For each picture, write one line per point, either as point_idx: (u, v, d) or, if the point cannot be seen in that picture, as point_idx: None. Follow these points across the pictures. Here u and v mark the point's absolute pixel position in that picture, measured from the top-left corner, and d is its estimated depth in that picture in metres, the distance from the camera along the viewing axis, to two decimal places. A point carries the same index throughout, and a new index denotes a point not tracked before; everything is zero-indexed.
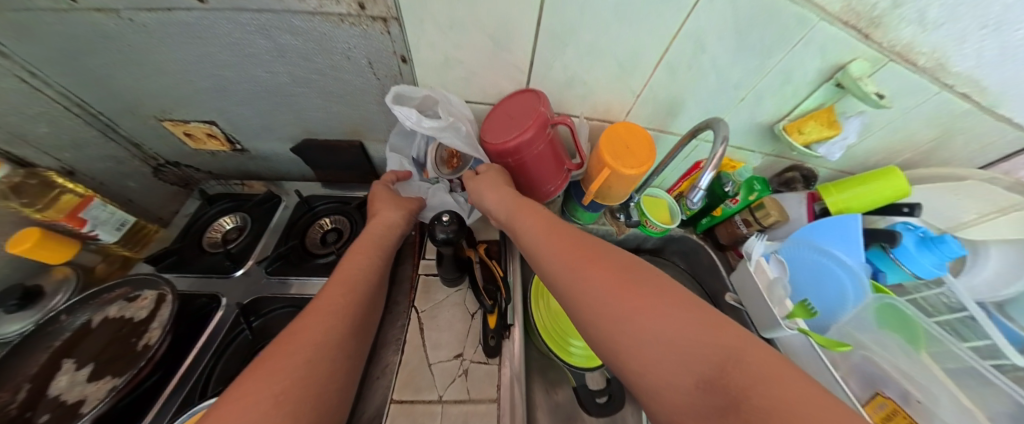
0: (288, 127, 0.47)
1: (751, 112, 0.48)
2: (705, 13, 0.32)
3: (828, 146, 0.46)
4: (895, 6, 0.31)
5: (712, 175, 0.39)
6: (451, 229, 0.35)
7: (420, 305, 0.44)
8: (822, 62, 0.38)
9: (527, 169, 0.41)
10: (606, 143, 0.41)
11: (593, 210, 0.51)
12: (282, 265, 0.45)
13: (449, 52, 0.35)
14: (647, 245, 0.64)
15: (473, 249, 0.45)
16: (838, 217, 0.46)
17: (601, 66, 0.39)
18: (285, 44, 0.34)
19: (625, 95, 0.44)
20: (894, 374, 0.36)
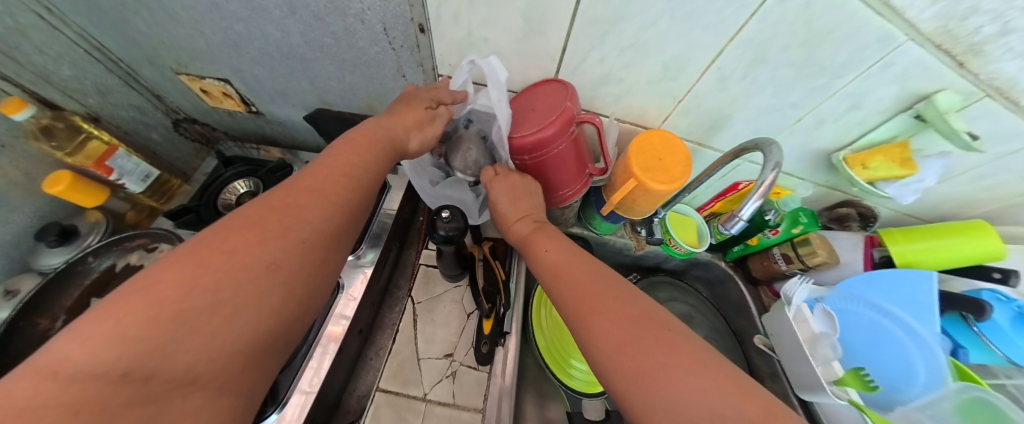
0: (303, 95, 0.45)
1: (810, 136, 0.40)
2: (772, 17, 0.26)
3: (898, 186, 0.40)
4: (1001, 33, 0.23)
5: (756, 205, 0.32)
6: (452, 227, 0.32)
7: (418, 297, 0.42)
8: (901, 89, 0.31)
9: (544, 169, 0.36)
10: (635, 152, 0.36)
11: (612, 221, 0.46)
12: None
13: (473, 29, 0.31)
14: (668, 265, 0.59)
15: (478, 246, 0.43)
16: (910, 273, 0.39)
17: (651, 58, 0.32)
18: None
19: (671, 97, 0.38)
20: None
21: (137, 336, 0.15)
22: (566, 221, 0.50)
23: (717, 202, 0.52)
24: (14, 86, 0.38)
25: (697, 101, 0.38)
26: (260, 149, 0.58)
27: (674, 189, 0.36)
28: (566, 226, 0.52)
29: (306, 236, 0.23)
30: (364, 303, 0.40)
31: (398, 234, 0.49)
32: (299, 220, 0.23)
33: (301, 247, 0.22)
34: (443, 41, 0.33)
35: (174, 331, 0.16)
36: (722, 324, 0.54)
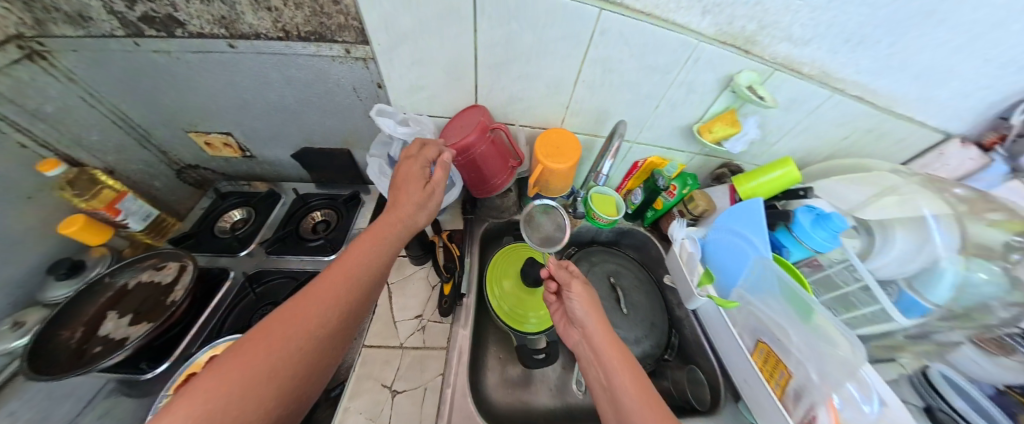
0: (292, 137, 0.58)
1: (673, 115, 0.58)
2: (603, 46, 0.45)
3: (733, 141, 0.58)
4: (760, 28, 0.42)
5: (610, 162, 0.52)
6: (408, 206, 0.44)
7: (392, 278, 0.53)
8: (716, 74, 0.50)
9: (476, 166, 0.51)
10: (540, 146, 0.53)
11: (543, 203, 0.61)
12: (281, 247, 0.56)
13: (414, 82, 0.50)
14: (602, 238, 0.73)
15: (438, 235, 0.54)
16: (746, 205, 0.52)
17: (529, 85, 0.52)
18: (293, 77, 0.48)
19: (559, 105, 0.56)
20: (768, 324, 0.42)
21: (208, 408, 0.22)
22: (509, 210, 0.62)
23: (629, 180, 0.70)
24: (49, 151, 0.49)
25: (578, 105, 0.56)
26: (250, 185, 0.69)
27: (569, 166, 0.53)
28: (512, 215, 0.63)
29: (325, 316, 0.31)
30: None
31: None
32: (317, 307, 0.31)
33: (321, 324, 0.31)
34: (395, 88, 0.51)
35: (228, 400, 0.23)
36: (644, 275, 0.65)
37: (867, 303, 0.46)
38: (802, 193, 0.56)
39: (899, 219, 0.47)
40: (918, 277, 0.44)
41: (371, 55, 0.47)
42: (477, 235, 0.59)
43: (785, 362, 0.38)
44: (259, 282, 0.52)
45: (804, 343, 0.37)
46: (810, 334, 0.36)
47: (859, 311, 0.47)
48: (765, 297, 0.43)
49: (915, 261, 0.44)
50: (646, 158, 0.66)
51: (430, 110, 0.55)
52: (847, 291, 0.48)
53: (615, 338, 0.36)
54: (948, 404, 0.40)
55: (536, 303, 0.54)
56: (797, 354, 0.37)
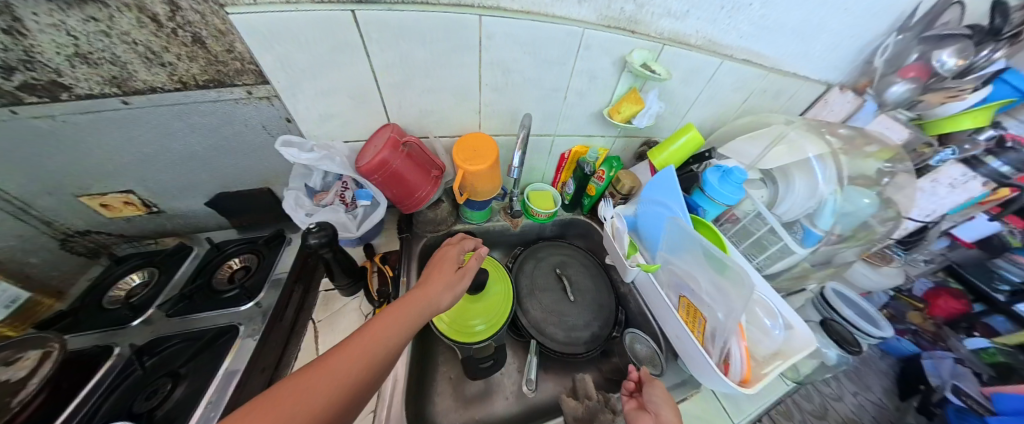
0: (204, 186, 0.59)
1: (584, 103, 0.62)
2: (493, 49, 0.49)
3: (640, 117, 0.60)
4: (639, 8, 0.47)
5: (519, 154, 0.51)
6: (322, 234, 0.40)
7: (319, 316, 0.51)
8: (611, 58, 0.54)
9: (396, 182, 0.51)
10: (457, 152, 0.55)
11: (478, 208, 0.62)
12: (187, 306, 0.50)
13: (322, 111, 0.51)
14: (547, 233, 0.74)
15: (371, 261, 0.53)
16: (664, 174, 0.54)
17: (437, 97, 0.55)
18: (197, 124, 0.49)
19: (472, 110, 0.59)
20: (687, 278, 0.47)
21: None
22: (445, 220, 0.61)
23: (562, 173, 0.73)
24: None
25: (490, 107, 0.59)
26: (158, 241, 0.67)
27: (490, 165, 0.54)
28: (450, 226, 0.63)
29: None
30: (270, 341, 0.46)
31: (298, 274, 0.55)
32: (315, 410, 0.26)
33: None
34: (303, 119, 0.52)
35: None
36: (590, 261, 0.67)
37: (775, 241, 0.54)
38: (708, 155, 0.61)
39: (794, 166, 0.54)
40: (817, 212, 0.52)
41: (273, 93, 0.49)
42: (415, 252, 0.58)
43: (702, 309, 0.44)
44: (152, 354, 0.45)
45: (712, 290, 0.42)
46: (722, 281, 0.40)
47: (772, 248, 0.55)
48: (683, 256, 0.48)
49: (812, 198, 0.52)
50: (570, 149, 0.70)
51: (344, 135, 0.56)
52: (759, 235, 0.56)
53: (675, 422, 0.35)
54: (837, 313, 0.54)
55: (483, 310, 0.53)
56: (707, 301, 0.42)
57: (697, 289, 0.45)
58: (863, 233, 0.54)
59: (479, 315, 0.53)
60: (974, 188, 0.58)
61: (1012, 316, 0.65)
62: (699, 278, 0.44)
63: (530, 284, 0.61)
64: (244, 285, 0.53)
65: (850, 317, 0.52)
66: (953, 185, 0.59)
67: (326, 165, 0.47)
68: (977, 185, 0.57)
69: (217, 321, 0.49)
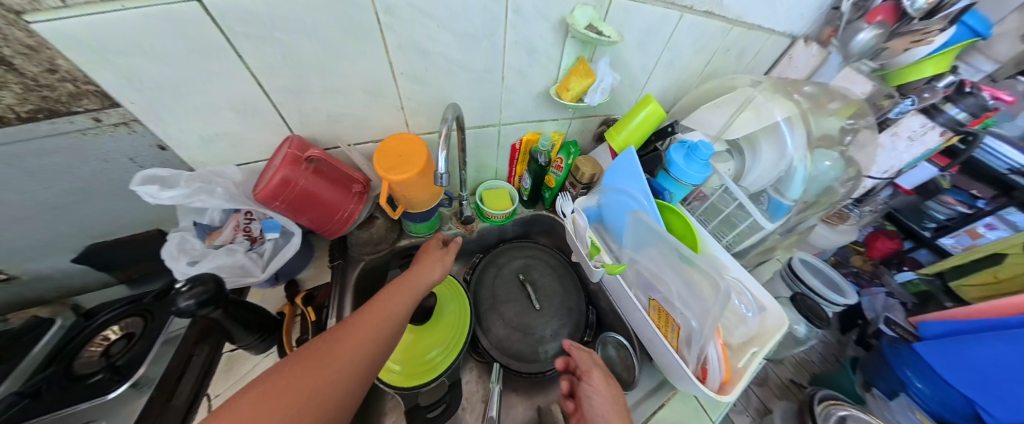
0: (70, 236, 0.49)
1: (527, 84, 0.53)
2: (397, 29, 0.39)
3: (591, 93, 0.51)
4: None
5: (443, 155, 0.40)
6: (196, 294, 0.30)
7: (219, 390, 0.42)
8: (548, 23, 0.45)
9: (305, 206, 0.44)
10: (380, 160, 0.47)
11: (423, 219, 0.55)
12: (25, 409, 0.36)
13: (201, 131, 0.41)
14: (510, 235, 0.68)
15: (290, 305, 0.45)
16: (624, 157, 0.50)
17: (346, 97, 0.45)
18: (28, 166, 0.38)
19: (393, 106, 0.50)
20: (656, 279, 0.41)
21: None
22: (385, 239, 0.54)
23: (516, 165, 0.67)
24: None
25: (415, 100, 0.50)
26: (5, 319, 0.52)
27: (418, 173, 0.46)
28: (393, 244, 0.56)
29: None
30: None
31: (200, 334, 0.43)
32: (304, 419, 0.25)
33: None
34: (180, 145, 0.42)
35: None
36: (557, 260, 0.61)
37: (745, 218, 0.49)
38: (671, 129, 0.53)
39: (762, 134, 0.51)
40: (783, 180, 0.50)
41: (134, 117, 0.39)
42: (349, 284, 0.50)
43: (672, 312, 0.38)
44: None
45: (682, 289, 0.37)
46: (697, 278, 0.35)
47: (742, 225, 0.50)
48: (649, 252, 0.42)
49: (780, 166, 0.49)
50: (521, 138, 0.63)
51: (239, 157, 0.47)
52: (727, 213, 0.52)
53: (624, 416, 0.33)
54: (804, 285, 0.48)
55: (433, 341, 0.46)
56: (678, 306, 0.37)
57: (670, 294, 0.39)
58: (826, 197, 0.54)
59: (435, 343, 0.46)
60: (931, 139, 0.57)
61: (935, 249, 0.73)
62: (670, 279, 0.39)
63: (490, 298, 0.55)
64: (115, 364, 0.40)
65: (816, 287, 0.47)
66: (911, 138, 0.58)
67: (200, 201, 0.38)
68: (933, 137, 0.56)
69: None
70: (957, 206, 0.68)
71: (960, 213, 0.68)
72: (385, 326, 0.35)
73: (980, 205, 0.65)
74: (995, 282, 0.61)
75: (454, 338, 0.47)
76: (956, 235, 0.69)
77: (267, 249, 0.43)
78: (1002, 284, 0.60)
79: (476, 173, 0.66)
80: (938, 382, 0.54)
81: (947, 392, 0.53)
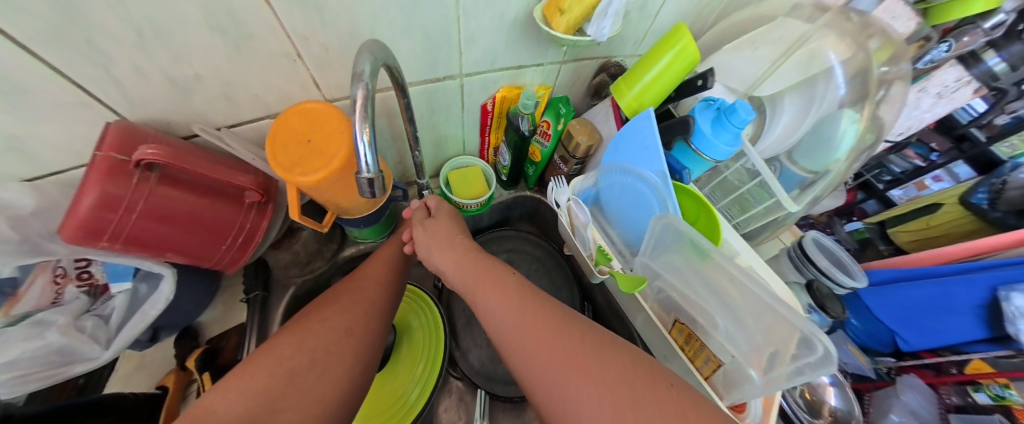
0: None
1: (494, 7, 0.34)
2: None
3: (595, 22, 0.35)
4: None
5: (363, 135, 0.23)
6: None
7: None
8: None
9: (167, 232, 0.29)
10: (278, 152, 0.31)
11: (367, 225, 0.41)
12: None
13: None
14: (485, 222, 0.57)
15: (186, 370, 0.33)
16: (635, 123, 0.37)
17: (175, 53, 0.24)
18: None
19: (278, 54, 0.29)
20: (680, 300, 0.32)
21: (264, 386, 0.26)
22: (320, 253, 0.42)
23: (489, 134, 0.53)
24: None
25: (315, 43, 0.30)
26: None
27: (335, 172, 0.31)
28: (332, 257, 0.44)
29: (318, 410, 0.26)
30: None
31: None
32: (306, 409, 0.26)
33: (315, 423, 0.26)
34: None
35: (282, 387, 0.26)
36: (543, 250, 0.54)
37: (762, 200, 0.40)
38: (701, 83, 0.40)
39: (792, 90, 0.40)
40: (798, 146, 0.41)
41: None
42: (275, 322, 0.39)
43: (706, 344, 0.30)
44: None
45: (732, 327, 0.27)
46: (749, 312, 0.26)
47: (755, 209, 0.41)
48: (671, 259, 0.32)
49: (799, 129, 0.40)
50: (492, 96, 0.46)
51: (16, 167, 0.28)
52: (742, 190, 0.42)
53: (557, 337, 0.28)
54: (813, 267, 0.44)
55: (402, 378, 0.38)
56: (716, 337, 0.28)
57: (705, 323, 0.29)
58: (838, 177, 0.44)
59: (407, 379, 0.38)
60: (961, 97, 0.48)
61: (883, 199, 0.65)
62: (709, 305, 0.29)
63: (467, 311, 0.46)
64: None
65: (826, 268, 0.43)
66: (940, 94, 0.49)
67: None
68: (965, 94, 0.48)
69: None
70: (913, 159, 0.58)
71: (914, 167, 0.58)
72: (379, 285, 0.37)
73: (935, 158, 0.56)
74: (926, 229, 0.59)
75: (427, 368, 0.38)
76: (906, 186, 0.61)
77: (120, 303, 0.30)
78: (929, 230, 0.60)
79: (435, 148, 0.51)
80: (869, 317, 0.52)
81: (875, 326, 0.52)
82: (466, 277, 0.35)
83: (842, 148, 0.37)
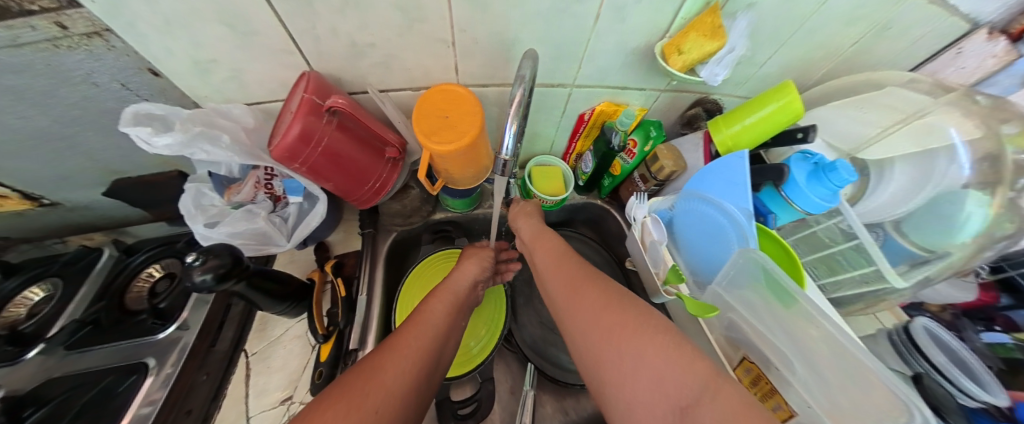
0: (91, 170, 0.48)
1: (620, 35, 0.38)
2: None
3: (711, 66, 0.39)
4: None
5: (514, 129, 0.34)
6: (210, 267, 0.29)
7: (254, 348, 0.50)
8: None
9: (332, 165, 0.37)
10: (420, 121, 0.38)
11: (461, 196, 0.50)
12: (89, 333, 0.50)
13: (196, 49, 0.31)
14: (553, 218, 0.64)
15: (321, 272, 0.46)
16: (725, 159, 0.40)
17: (365, 21, 0.32)
18: (14, 85, 0.32)
19: (438, 39, 0.36)
20: (752, 336, 0.31)
21: (346, 393, 0.23)
22: (418, 211, 0.50)
23: (577, 141, 0.57)
24: None
25: (470, 35, 0.36)
26: (64, 241, 0.62)
27: (463, 147, 0.38)
28: (426, 216, 0.53)
29: (396, 397, 0.25)
30: (204, 372, 0.47)
31: (214, 322, 0.51)
32: (394, 363, 0.27)
33: (396, 401, 0.25)
34: (168, 63, 0.33)
35: (359, 388, 0.24)
36: (603, 256, 0.58)
37: (857, 265, 0.36)
38: (800, 135, 0.42)
39: (909, 155, 0.39)
40: (911, 217, 0.39)
41: (103, 27, 0.28)
42: (380, 255, 0.49)
43: (780, 391, 0.27)
44: (35, 408, 0.42)
45: (812, 379, 0.25)
46: (834, 367, 0.24)
47: (845, 273, 0.38)
48: (745, 294, 0.32)
49: (916, 200, 0.38)
50: (591, 108, 0.51)
51: (250, 94, 0.39)
52: (832, 250, 0.39)
53: (588, 294, 0.31)
54: (924, 360, 0.36)
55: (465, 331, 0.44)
56: (795, 387, 0.26)
57: (780, 366, 0.28)
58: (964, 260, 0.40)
59: (475, 332, 0.44)
60: None
61: None
62: (779, 342, 0.28)
63: (527, 292, 0.52)
64: (159, 307, 0.51)
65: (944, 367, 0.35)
66: None
67: (201, 151, 0.34)
68: None
69: (126, 355, 0.47)
70: None
71: None
72: (439, 306, 0.36)
73: None
74: None
75: (487, 331, 0.44)
76: None
77: (290, 218, 0.42)
78: None
79: (528, 143, 0.58)
80: None
81: None
82: (528, 235, 0.47)
83: (969, 229, 0.33)
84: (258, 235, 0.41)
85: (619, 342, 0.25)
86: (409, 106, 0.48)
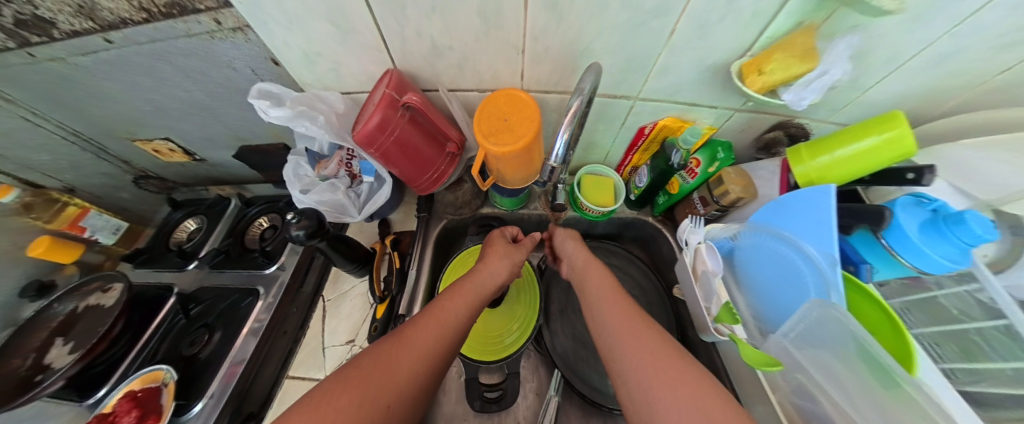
0: (223, 136, 0.59)
1: (701, 49, 0.36)
2: None
3: (796, 90, 0.35)
4: None
5: (564, 137, 0.35)
6: (304, 226, 0.34)
7: (328, 296, 0.58)
8: None
9: (402, 155, 0.41)
10: (481, 120, 0.40)
11: (511, 195, 0.51)
12: (223, 261, 0.60)
13: (309, 44, 0.37)
14: (601, 230, 0.62)
15: (382, 244, 0.52)
16: (807, 193, 0.35)
17: (447, 25, 0.35)
18: (185, 66, 0.42)
19: (511, 44, 0.38)
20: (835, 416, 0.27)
21: (360, 378, 0.27)
22: (469, 203, 0.53)
23: (634, 154, 0.55)
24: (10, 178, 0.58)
25: (541, 43, 0.37)
26: (207, 189, 0.79)
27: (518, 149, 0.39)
28: (475, 209, 0.56)
29: (403, 380, 0.29)
30: (295, 307, 0.55)
31: (299, 270, 0.57)
32: (408, 356, 0.30)
33: (404, 388, 0.29)
34: (287, 55, 0.39)
35: (372, 372, 0.28)
36: (652, 274, 0.55)
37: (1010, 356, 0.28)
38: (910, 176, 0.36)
39: None
40: None
41: (244, 22, 0.35)
42: (431, 238, 0.53)
43: None
44: (195, 304, 0.55)
45: None
46: None
47: (989, 363, 0.29)
48: (825, 360, 0.29)
49: None
50: (656, 122, 0.49)
51: (344, 85, 0.45)
52: (966, 328, 0.32)
53: (639, 329, 0.32)
54: None
55: (500, 325, 0.46)
56: None
57: None
58: None
59: (512, 325, 0.46)
60: None
61: None
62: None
63: (564, 299, 0.52)
64: (266, 249, 0.58)
65: None
66: None
67: (302, 126, 0.40)
68: None
69: (245, 281, 0.57)
70: None
71: None
72: (460, 298, 0.37)
73: None
74: None
75: (520, 327, 0.45)
76: None
77: (361, 192, 0.47)
78: None
79: (584, 151, 0.58)
80: None
81: None
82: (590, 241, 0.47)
83: None
84: (333, 206, 0.46)
85: (662, 389, 0.26)
86: (475, 105, 0.51)
